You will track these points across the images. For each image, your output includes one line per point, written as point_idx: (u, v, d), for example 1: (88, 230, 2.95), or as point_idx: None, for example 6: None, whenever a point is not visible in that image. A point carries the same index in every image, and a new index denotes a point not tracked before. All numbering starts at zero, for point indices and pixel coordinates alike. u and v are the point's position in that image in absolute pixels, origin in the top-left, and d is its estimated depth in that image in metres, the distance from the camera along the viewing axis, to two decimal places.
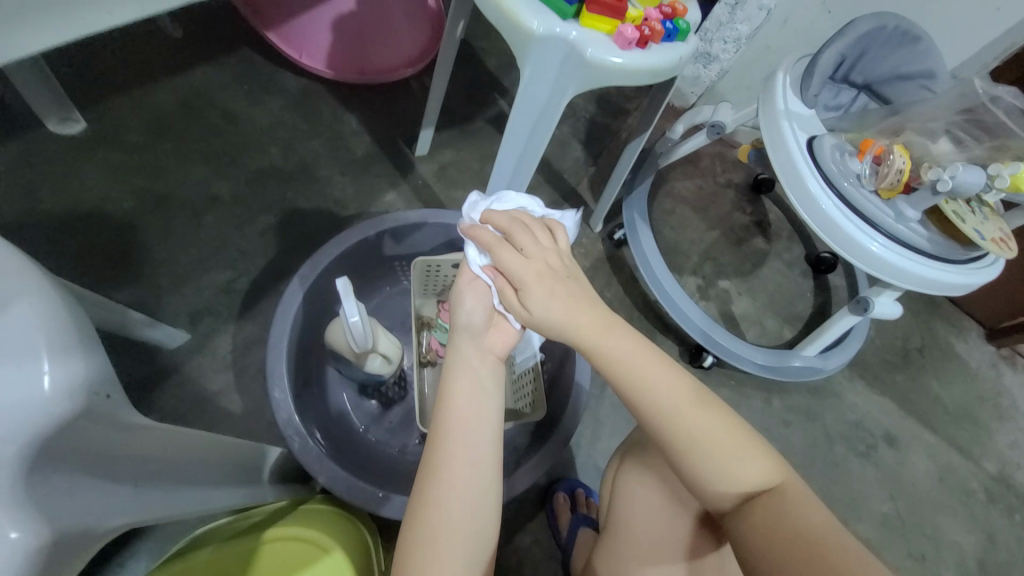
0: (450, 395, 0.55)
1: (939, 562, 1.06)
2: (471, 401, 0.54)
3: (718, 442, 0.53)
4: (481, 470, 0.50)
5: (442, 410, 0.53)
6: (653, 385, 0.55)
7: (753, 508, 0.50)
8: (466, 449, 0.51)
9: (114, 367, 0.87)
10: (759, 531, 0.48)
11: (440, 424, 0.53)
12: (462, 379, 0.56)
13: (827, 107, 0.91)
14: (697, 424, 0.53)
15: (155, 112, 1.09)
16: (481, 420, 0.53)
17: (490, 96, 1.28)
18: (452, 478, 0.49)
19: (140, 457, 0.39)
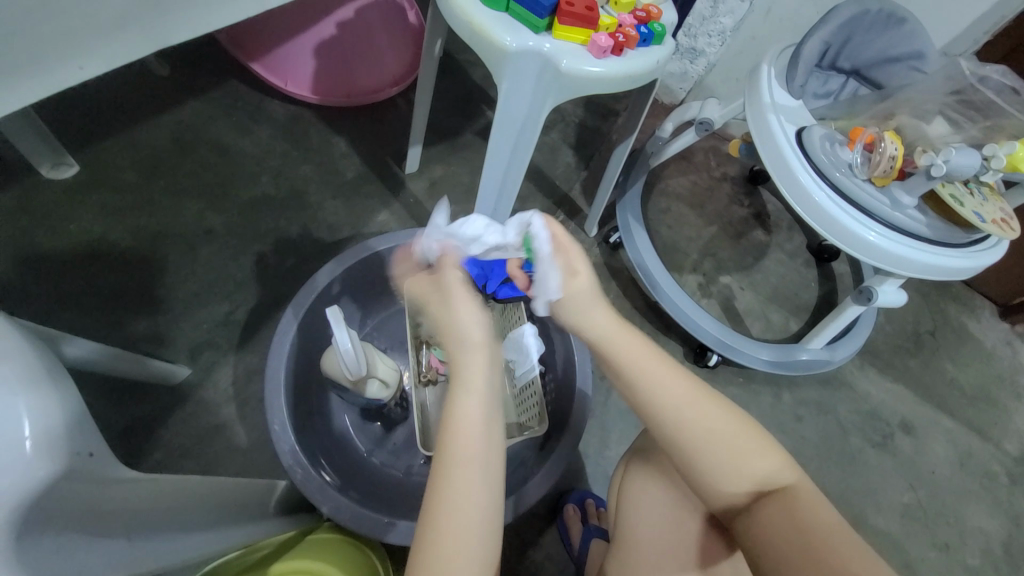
0: (462, 413, 0.52)
1: (965, 551, 1.03)
2: (479, 418, 0.52)
3: (737, 448, 0.52)
4: (492, 493, 0.48)
5: (452, 428, 0.51)
6: (668, 393, 0.54)
7: (772, 512, 0.50)
8: (479, 470, 0.49)
9: (118, 407, 0.88)
10: (777, 536, 0.49)
11: (451, 444, 0.50)
12: (473, 395, 0.53)
13: (816, 95, 0.89)
14: (715, 430, 0.53)
15: (146, 150, 1.11)
16: (489, 440, 0.51)
17: (476, 108, 1.28)
18: (466, 501, 0.47)
19: (135, 506, 0.40)
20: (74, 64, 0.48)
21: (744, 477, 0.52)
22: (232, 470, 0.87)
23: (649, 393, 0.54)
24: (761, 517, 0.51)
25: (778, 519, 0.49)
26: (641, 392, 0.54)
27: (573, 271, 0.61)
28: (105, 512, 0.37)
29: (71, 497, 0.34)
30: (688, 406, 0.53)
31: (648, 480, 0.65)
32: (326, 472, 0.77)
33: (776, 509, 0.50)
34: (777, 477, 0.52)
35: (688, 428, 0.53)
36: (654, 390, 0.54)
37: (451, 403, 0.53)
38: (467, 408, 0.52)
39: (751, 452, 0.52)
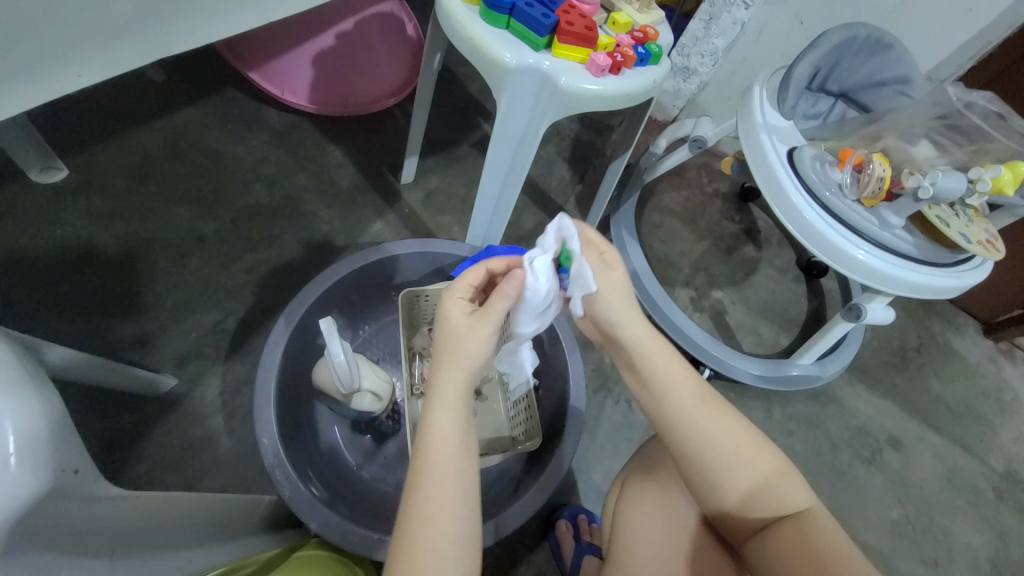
0: (432, 425, 0.51)
1: (952, 567, 1.04)
2: (453, 430, 0.51)
3: (754, 467, 0.55)
4: (464, 502, 0.48)
5: (426, 438, 0.50)
6: (690, 407, 0.56)
7: (786, 532, 0.52)
8: (447, 482, 0.49)
9: (100, 417, 0.86)
10: (792, 555, 0.50)
11: (420, 456, 0.50)
12: (449, 411, 0.51)
13: (806, 116, 0.92)
14: (735, 446, 0.55)
15: (138, 155, 1.10)
16: (460, 450, 0.51)
17: (473, 121, 1.29)
18: (434, 513, 0.47)
19: (119, 525, 0.39)
20: (71, 72, 0.48)
21: (760, 495, 0.54)
22: (217, 484, 0.85)
23: (676, 406, 0.57)
24: (775, 536, 0.52)
25: (792, 538, 0.51)
26: (665, 403, 0.57)
27: (609, 265, 0.59)
28: (88, 532, 0.35)
29: (54, 517, 0.33)
30: (709, 422, 0.56)
31: (650, 495, 0.65)
32: (314, 486, 0.75)
33: (790, 529, 0.52)
34: (792, 500, 0.54)
35: (710, 442, 0.55)
36: (678, 402, 0.57)
37: (426, 416, 0.51)
38: (439, 422, 0.51)
39: (767, 471, 0.55)
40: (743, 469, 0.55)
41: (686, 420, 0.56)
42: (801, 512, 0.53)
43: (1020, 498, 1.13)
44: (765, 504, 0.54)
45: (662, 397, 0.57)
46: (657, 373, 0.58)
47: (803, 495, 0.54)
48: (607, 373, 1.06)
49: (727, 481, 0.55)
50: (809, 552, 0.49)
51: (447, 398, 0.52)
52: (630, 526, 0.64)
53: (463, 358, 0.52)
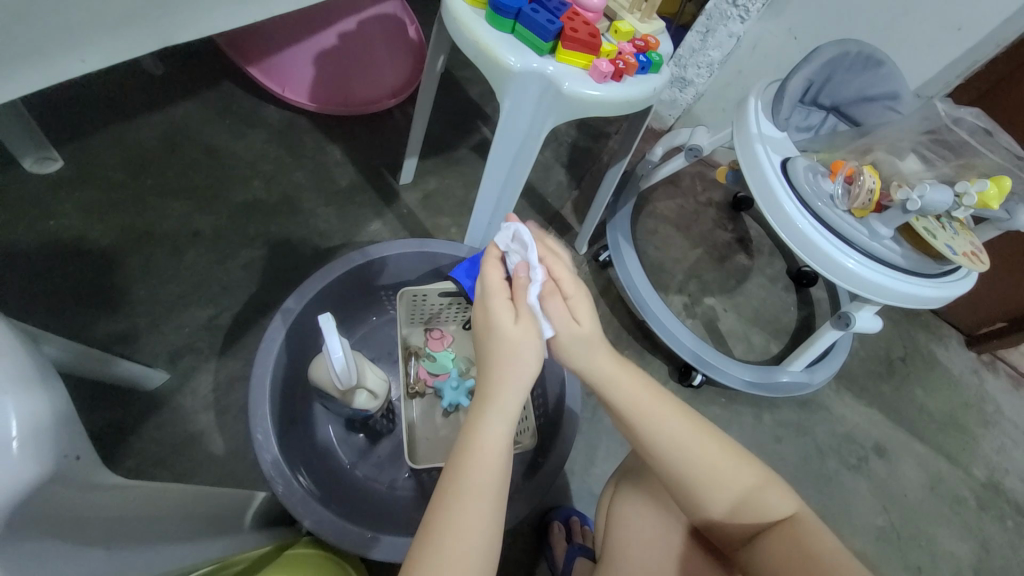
0: (480, 434, 0.51)
1: (936, 574, 1.06)
2: (501, 441, 0.52)
3: (737, 476, 0.56)
4: (497, 515, 0.49)
5: (473, 442, 0.51)
6: (671, 431, 0.56)
7: (775, 536, 0.53)
8: (489, 496, 0.49)
9: (88, 410, 0.84)
10: (781, 559, 0.51)
11: (462, 462, 0.50)
12: (501, 421, 0.52)
13: (799, 128, 0.95)
14: (716, 459, 0.56)
15: (135, 148, 1.09)
16: (503, 467, 0.51)
17: (472, 123, 1.30)
18: (468, 520, 0.47)
19: (117, 515, 0.39)
20: (74, 57, 0.48)
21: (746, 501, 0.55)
22: (207, 481, 0.84)
23: (655, 435, 0.56)
24: (764, 542, 0.53)
25: (779, 541, 0.52)
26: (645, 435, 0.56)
27: (575, 316, 0.57)
28: (83, 520, 0.35)
29: (54, 504, 0.32)
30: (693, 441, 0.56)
31: (641, 500, 0.66)
32: (307, 482, 0.75)
33: (778, 534, 0.52)
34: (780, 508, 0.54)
35: (692, 458, 0.55)
36: (659, 430, 0.56)
37: (476, 421, 0.52)
38: (489, 433, 0.51)
39: (750, 478, 0.56)
40: (728, 477, 0.55)
41: (666, 445, 0.55)
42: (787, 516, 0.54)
43: (1001, 507, 1.15)
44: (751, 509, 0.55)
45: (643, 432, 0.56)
46: (636, 415, 0.56)
47: (787, 498, 0.55)
48: None
49: (711, 490, 0.55)
50: (797, 553, 0.50)
51: (500, 408, 0.53)
52: (622, 531, 0.65)
53: (516, 360, 0.53)
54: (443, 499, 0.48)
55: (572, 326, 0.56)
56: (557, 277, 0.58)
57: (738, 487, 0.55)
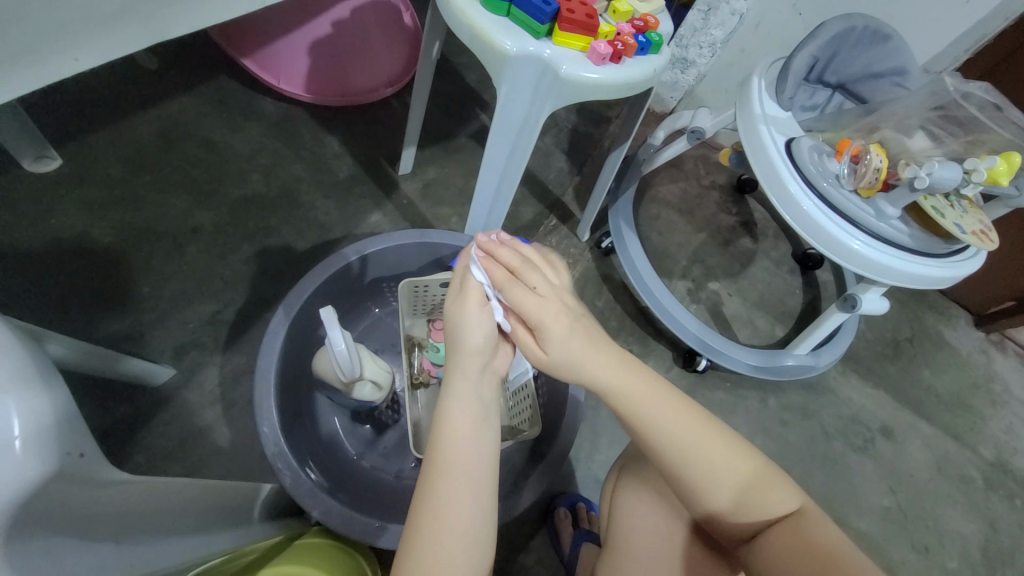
0: (447, 418, 0.52)
1: (943, 554, 1.06)
2: (471, 422, 0.52)
3: (737, 471, 0.54)
4: (478, 493, 0.49)
5: (442, 428, 0.52)
6: (672, 426, 0.54)
7: (776, 534, 0.51)
8: (463, 478, 0.49)
9: (98, 407, 0.85)
10: (783, 557, 0.50)
11: (435, 448, 0.51)
12: (462, 403, 0.53)
13: (804, 107, 0.92)
14: (719, 458, 0.54)
15: (133, 144, 1.08)
16: (477, 447, 0.51)
17: (471, 111, 1.29)
18: (447, 502, 0.48)
19: (125, 509, 0.39)
20: (69, 56, 0.47)
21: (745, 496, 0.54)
22: (217, 473, 0.85)
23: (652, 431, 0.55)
24: (765, 540, 0.52)
25: (780, 539, 0.51)
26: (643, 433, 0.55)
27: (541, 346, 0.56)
28: (93, 514, 0.36)
29: (61, 500, 0.33)
30: (693, 440, 0.54)
31: (644, 494, 0.66)
32: (314, 474, 0.76)
33: (778, 531, 0.51)
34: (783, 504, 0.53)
35: (690, 453, 0.54)
36: (660, 432, 0.54)
37: (440, 407, 0.53)
38: (453, 417, 0.52)
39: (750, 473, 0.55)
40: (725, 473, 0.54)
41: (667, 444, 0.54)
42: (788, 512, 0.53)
43: (1010, 487, 1.15)
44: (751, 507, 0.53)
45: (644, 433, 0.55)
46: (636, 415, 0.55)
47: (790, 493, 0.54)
48: None
49: (710, 486, 0.54)
50: (794, 550, 0.49)
51: (459, 391, 0.54)
52: (625, 526, 0.65)
53: (464, 358, 0.56)
54: (421, 490, 0.49)
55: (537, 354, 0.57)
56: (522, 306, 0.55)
57: (736, 482, 0.54)
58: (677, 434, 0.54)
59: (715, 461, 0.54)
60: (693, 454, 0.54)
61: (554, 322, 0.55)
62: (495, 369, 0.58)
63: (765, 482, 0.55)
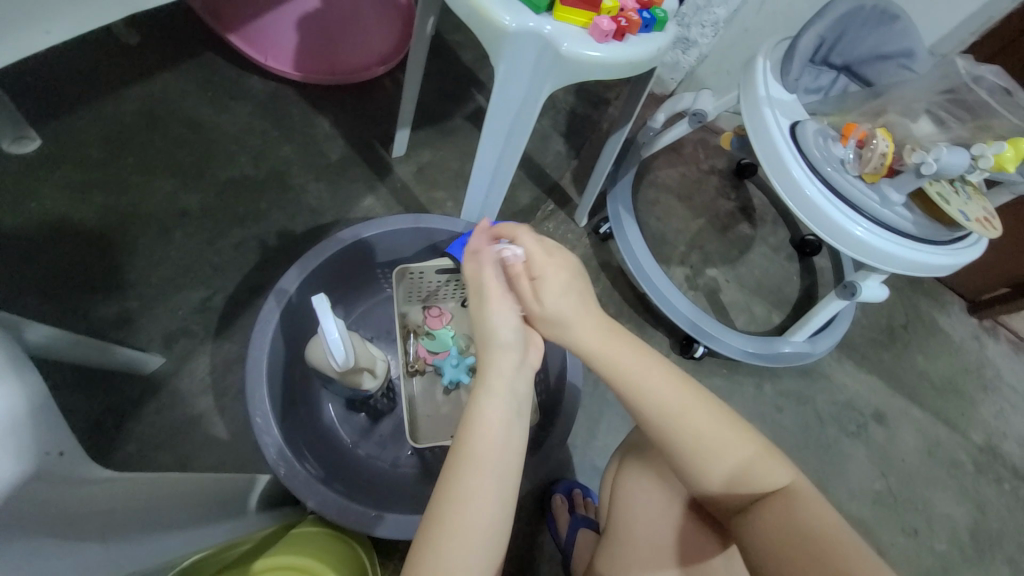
0: (479, 409, 0.52)
1: (931, 535, 1.08)
2: (503, 413, 0.52)
3: (734, 451, 0.54)
4: (503, 484, 0.49)
5: (473, 419, 0.51)
6: (673, 410, 0.54)
7: (771, 514, 0.51)
8: (493, 474, 0.49)
9: (86, 396, 0.83)
10: (776, 536, 0.50)
11: (465, 436, 0.50)
12: (497, 395, 0.53)
13: (808, 90, 0.89)
14: (720, 434, 0.54)
15: (114, 124, 1.04)
16: (505, 443, 0.51)
17: (466, 92, 1.25)
18: (474, 487, 0.48)
19: (113, 508, 0.38)
20: (39, 27, 0.44)
21: (740, 474, 0.53)
22: (211, 462, 0.84)
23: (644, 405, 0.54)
24: (760, 518, 0.51)
25: (778, 520, 0.50)
26: (644, 412, 0.54)
27: (539, 296, 0.58)
28: (74, 516, 0.34)
29: (42, 501, 0.32)
30: (691, 419, 0.54)
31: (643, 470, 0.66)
32: (309, 463, 0.75)
33: (777, 512, 0.51)
34: (774, 478, 0.53)
35: (689, 431, 0.54)
36: (664, 413, 0.54)
37: (473, 399, 0.53)
38: (486, 410, 0.52)
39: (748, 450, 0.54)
40: (721, 448, 0.54)
41: (664, 426, 0.54)
42: (785, 492, 0.52)
43: (998, 471, 1.17)
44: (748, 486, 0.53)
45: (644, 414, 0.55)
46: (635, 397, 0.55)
47: (787, 468, 0.54)
48: None
49: (708, 469, 0.53)
50: (792, 535, 0.49)
51: (492, 384, 0.53)
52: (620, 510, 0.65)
53: (498, 343, 0.56)
54: (445, 478, 0.49)
55: (533, 305, 0.59)
56: (530, 258, 0.59)
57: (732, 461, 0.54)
58: (681, 418, 0.53)
59: (718, 442, 0.53)
60: (693, 438, 0.53)
61: (555, 269, 0.58)
62: (529, 363, 0.58)
63: (760, 459, 0.54)
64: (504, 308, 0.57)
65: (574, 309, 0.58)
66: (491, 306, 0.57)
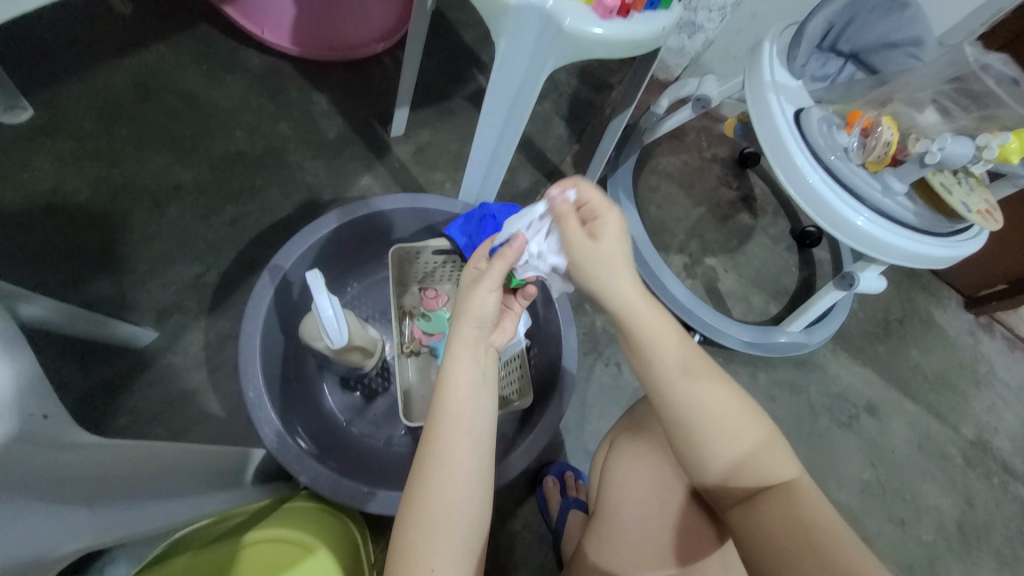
0: (448, 377, 0.53)
1: (918, 525, 1.10)
2: (471, 383, 0.53)
3: (741, 435, 0.54)
4: (475, 450, 0.51)
5: (442, 387, 0.53)
6: (689, 384, 0.54)
7: (771, 504, 0.50)
8: (468, 443, 0.51)
9: (79, 369, 0.84)
10: (776, 524, 0.48)
11: (438, 404, 0.52)
12: (464, 366, 0.53)
13: (813, 78, 0.86)
14: (732, 417, 0.54)
15: (108, 95, 1.02)
16: (479, 413, 0.52)
17: (467, 72, 1.22)
18: (445, 451, 0.50)
19: (104, 474, 0.38)
20: None
21: (745, 461, 0.53)
22: (203, 437, 0.84)
23: (663, 372, 0.55)
24: (759, 508, 0.50)
25: (776, 510, 0.49)
26: (660, 381, 0.55)
27: (595, 235, 0.57)
28: (61, 480, 0.34)
29: (25, 464, 0.31)
30: (707, 396, 0.54)
31: (639, 457, 0.66)
32: (303, 440, 0.75)
33: (777, 500, 0.50)
34: (778, 470, 0.52)
35: (701, 405, 0.54)
36: (683, 382, 0.55)
37: (442, 368, 0.54)
38: (456, 383, 0.53)
39: (760, 440, 0.54)
40: (730, 431, 0.54)
41: (679, 396, 0.54)
42: (788, 484, 0.51)
43: (988, 465, 1.18)
44: (751, 472, 0.52)
45: (663, 379, 0.55)
46: (658, 361, 0.55)
47: (795, 466, 0.53)
48: (599, 336, 1.06)
49: (715, 448, 0.53)
50: (792, 524, 0.48)
51: (459, 355, 0.54)
52: (616, 490, 0.65)
53: (470, 322, 0.55)
54: (422, 452, 0.51)
55: (587, 241, 0.56)
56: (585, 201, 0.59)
57: (737, 446, 0.53)
58: (695, 389, 0.54)
59: (730, 422, 0.54)
60: (703, 412, 0.54)
61: (614, 210, 0.58)
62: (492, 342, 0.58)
63: (766, 448, 0.54)
64: (491, 288, 0.56)
65: (623, 255, 0.57)
66: (480, 286, 0.55)
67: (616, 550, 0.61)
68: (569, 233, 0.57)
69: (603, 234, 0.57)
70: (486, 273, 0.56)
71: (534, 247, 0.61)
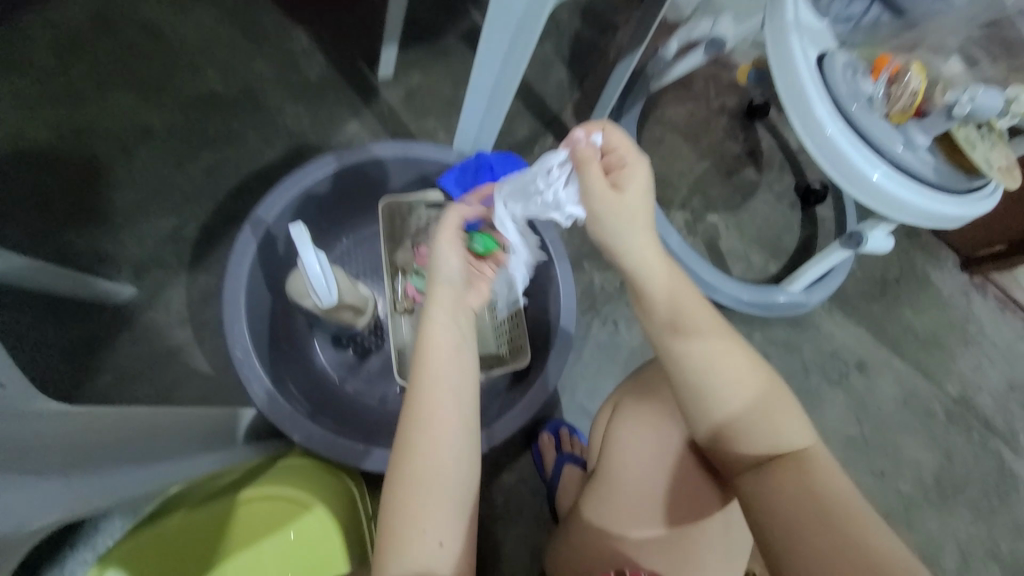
0: (427, 334, 0.52)
1: (897, 477, 1.14)
2: (451, 339, 0.52)
3: (756, 402, 0.52)
4: (458, 406, 0.49)
5: (423, 344, 0.51)
6: (705, 351, 0.52)
7: (782, 472, 0.50)
8: (451, 398, 0.49)
9: (57, 326, 0.80)
10: (788, 494, 0.48)
11: (420, 363, 0.51)
12: (439, 322, 0.52)
13: (836, 19, 0.79)
14: (748, 385, 0.52)
15: (62, 28, 0.92)
16: (459, 367, 0.51)
17: (461, 6, 1.11)
18: (430, 409, 0.48)
19: (77, 442, 0.36)
20: None
21: (757, 428, 0.52)
22: (193, 395, 0.82)
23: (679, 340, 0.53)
24: (771, 475, 0.50)
25: (788, 479, 0.49)
26: (677, 349, 0.53)
27: (621, 186, 0.53)
28: (26, 450, 0.32)
29: None
30: (724, 363, 0.52)
31: (645, 420, 0.65)
32: (296, 399, 0.74)
33: (789, 469, 0.50)
34: (793, 437, 0.51)
35: (716, 373, 0.52)
36: (698, 350, 0.52)
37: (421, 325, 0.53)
38: (434, 339, 0.51)
39: (778, 408, 0.52)
40: (746, 399, 0.52)
41: (695, 363, 0.52)
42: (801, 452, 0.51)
43: (969, 422, 1.21)
44: (763, 439, 0.52)
45: (678, 345, 0.53)
46: (673, 327, 0.53)
47: (809, 432, 0.52)
48: (597, 295, 1.04)
49: (728, 416, 0.52)
50: (802, 495, 0.48)
51: (435, 312, 0.53)
52: (619, 452, 0.65)
53: (436, 278, 0.56)
54: (409, 412, 0.49)
55: (614, 193, 0.52)
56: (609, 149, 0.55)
57: (751, 414, 0.52)
58: (710, 356, 0.52)
59: (747, 391, 0.52)
60: (719, 380, 0.52)
61: (642, 160, 0.54)
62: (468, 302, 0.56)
63: (782, 415, 0.52)
64: (452, 246, 0.58)
65: (648, 207, 0.54)
66: (440, 238, 0.59)
67: (616, 510, 0.62)
68: (595, 180, 0.53)
69: (630, 186, 0.53)
70: (443, 225, 0.60)
71: (551, 195, 0.58)
